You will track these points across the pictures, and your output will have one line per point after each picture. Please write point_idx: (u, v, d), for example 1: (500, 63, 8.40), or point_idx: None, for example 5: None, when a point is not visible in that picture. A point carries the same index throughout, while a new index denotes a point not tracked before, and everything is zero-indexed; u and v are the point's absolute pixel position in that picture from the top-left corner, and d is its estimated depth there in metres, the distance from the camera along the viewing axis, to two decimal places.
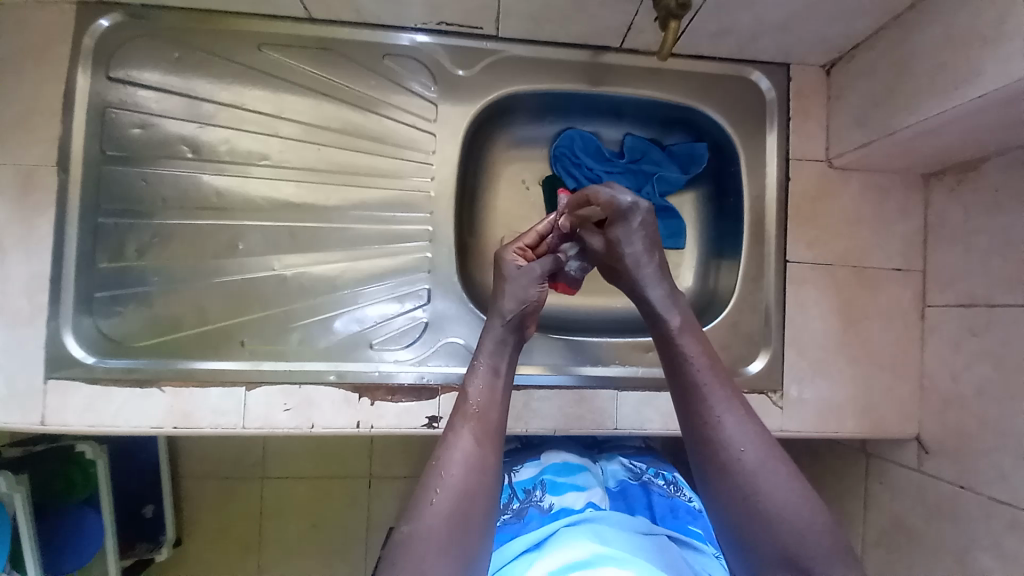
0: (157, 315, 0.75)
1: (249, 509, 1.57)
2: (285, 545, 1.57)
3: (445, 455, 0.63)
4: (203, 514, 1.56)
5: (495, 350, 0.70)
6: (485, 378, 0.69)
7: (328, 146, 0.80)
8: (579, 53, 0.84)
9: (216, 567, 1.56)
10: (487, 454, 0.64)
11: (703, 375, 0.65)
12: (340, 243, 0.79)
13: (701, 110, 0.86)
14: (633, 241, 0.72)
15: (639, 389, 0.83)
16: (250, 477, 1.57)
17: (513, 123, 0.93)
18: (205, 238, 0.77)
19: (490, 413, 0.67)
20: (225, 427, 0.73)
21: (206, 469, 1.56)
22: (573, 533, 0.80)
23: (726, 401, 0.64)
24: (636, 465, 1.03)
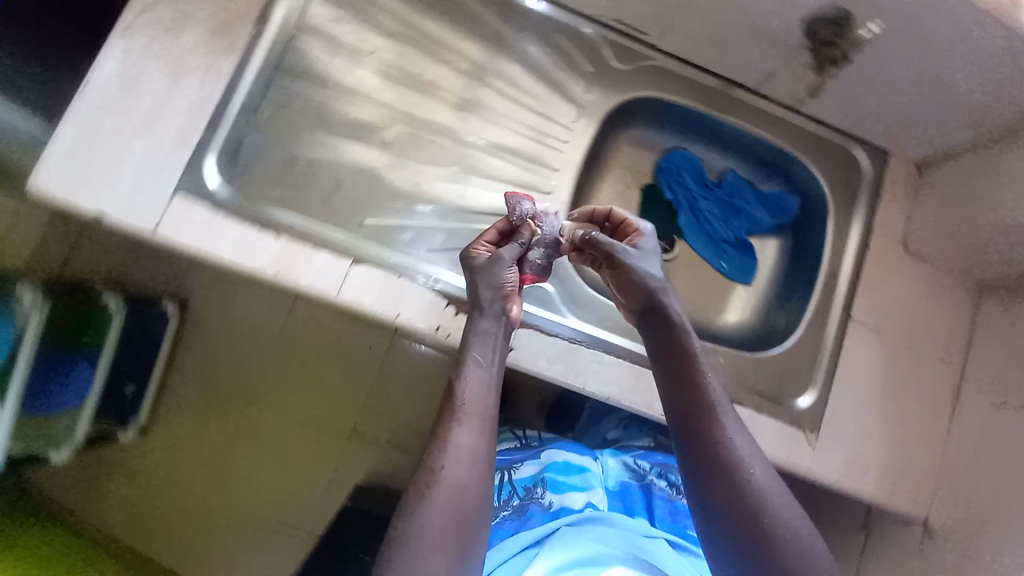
0: (295, 175, 0.82)
1: (223, 429, 1.48)
2: (242, 481, 1.47)
3: (442, 450, 0.64)
4: (183, 417, 1.48)
5: (479, 343, 0.71)
6: (472, 372, 0.70)
7: (487, 88, 0.92)
8: (715, 82, 0.95)
9: (168, 479, 1.45)
10: (484, 441, 0.66)
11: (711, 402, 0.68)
12: (475, 170, 0.91)
13: (804, 165, 0.98)
14: (649, 262, 0.77)
15: None
16: (241, 393, 1.49)
17: (638, 126, 1.02)
18: (361, 127, 0.87)
19: (482, 405, 0.68)
20: (318, 290, 0.75)
21: (201, 369, 1.48)
22: (576, 535, 0.78)
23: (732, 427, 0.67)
24: (638, 467, 1.02)
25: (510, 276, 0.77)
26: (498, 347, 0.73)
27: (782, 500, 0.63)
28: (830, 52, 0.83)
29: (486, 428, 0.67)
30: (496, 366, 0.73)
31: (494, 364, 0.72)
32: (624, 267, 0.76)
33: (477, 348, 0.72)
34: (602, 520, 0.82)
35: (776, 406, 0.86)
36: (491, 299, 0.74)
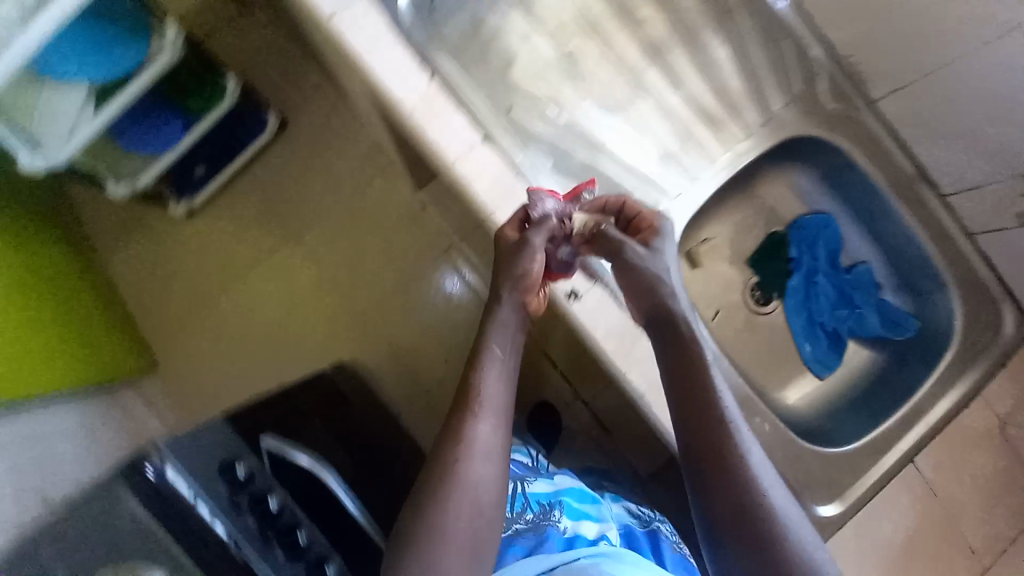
0: (494, 50, 0.87)
1: (252, 252, 1.48)
2: (247, 309, 1.46)
3: (465, 448, 0.66)
4: (224, 224, 1.48)
5: (501, 332, 0.73)
6: (492, 364, 0.72)
7: (687, 64, 0.97)
8: (907, 167, 0.94)
9: (186, 271, 1.46)
10: (499, 439, 0.69)
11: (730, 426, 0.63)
12: (638, 126, 0.95)
13: (949, 295, 0.92)
14: (664, 263, 0.72)
15: None
16: (281, 227, 1.47)
17: (802, 173, 1.03)
18: (569, 41, 0.94)
19: (502, 401, 0.71)
20: (442, 150, 0.71)
21: (257, 184, 1.47)
22: (597, 557, 0.69)
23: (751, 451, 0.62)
24: (643, 514, 0.97)
25: (538, 263, 0.71)
26: (515, 338, 0.74)
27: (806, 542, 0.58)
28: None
29: (501, 425, 0.70)
30: (511, 359, 0.73)
31: (511, 358, 0.74)
32: (632, 267, 0.71)
33: (500, 337, 0.73)
34: (625, 548, 0.74)
35: (802, 500, 0.81)
36: (513, 285, 0.72)
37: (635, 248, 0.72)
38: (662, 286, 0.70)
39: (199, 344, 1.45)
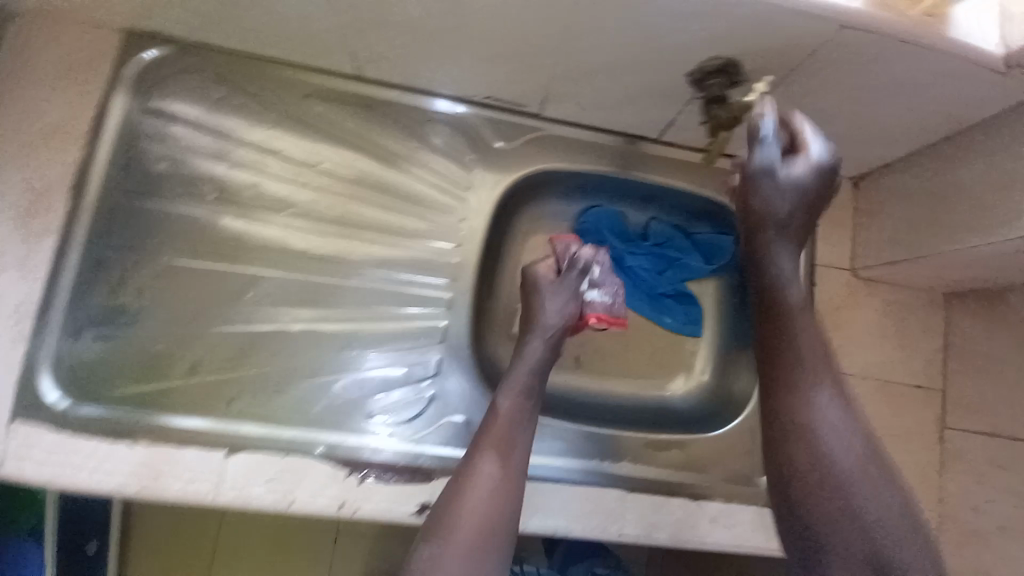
0: (141, 354, 0.69)
1: None
2: None
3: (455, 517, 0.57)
4: None
5: (520, 385, 0.67)
6: (515, 395, 0.66)
7: (356, 200, 0.75)
8: (611, 139, 0.83)
9: None
10: (490, 510, 0.58)
11: (837, 418, 0.56)
12: (345, 303, 0.73)
13: (732, 208, 0.87)
14: (784, 192, 0.60)
15: (617, 485, 0.76)
16: None
17: (545, 196, 0.88)
18: (211, 283, 0.71)
19: (513, 432, 0.63)
20: (193, 497, 0.65)
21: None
22: None
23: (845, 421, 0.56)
24: None
25: (551, 309, 0.72)
26: (508, 461, 0.62)
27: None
28: (716, 113, 0.66)
29: (491, 522, 0.58)
30: (498, 489, 0.59)
31: (505, 469, 0.61)
32: (757, 187, 0.60)
33: (507, 398, 0.66)
34: None
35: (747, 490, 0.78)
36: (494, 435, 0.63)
37: (767, 170, 0.60)
38: (756, 210, 0.61)
39: None
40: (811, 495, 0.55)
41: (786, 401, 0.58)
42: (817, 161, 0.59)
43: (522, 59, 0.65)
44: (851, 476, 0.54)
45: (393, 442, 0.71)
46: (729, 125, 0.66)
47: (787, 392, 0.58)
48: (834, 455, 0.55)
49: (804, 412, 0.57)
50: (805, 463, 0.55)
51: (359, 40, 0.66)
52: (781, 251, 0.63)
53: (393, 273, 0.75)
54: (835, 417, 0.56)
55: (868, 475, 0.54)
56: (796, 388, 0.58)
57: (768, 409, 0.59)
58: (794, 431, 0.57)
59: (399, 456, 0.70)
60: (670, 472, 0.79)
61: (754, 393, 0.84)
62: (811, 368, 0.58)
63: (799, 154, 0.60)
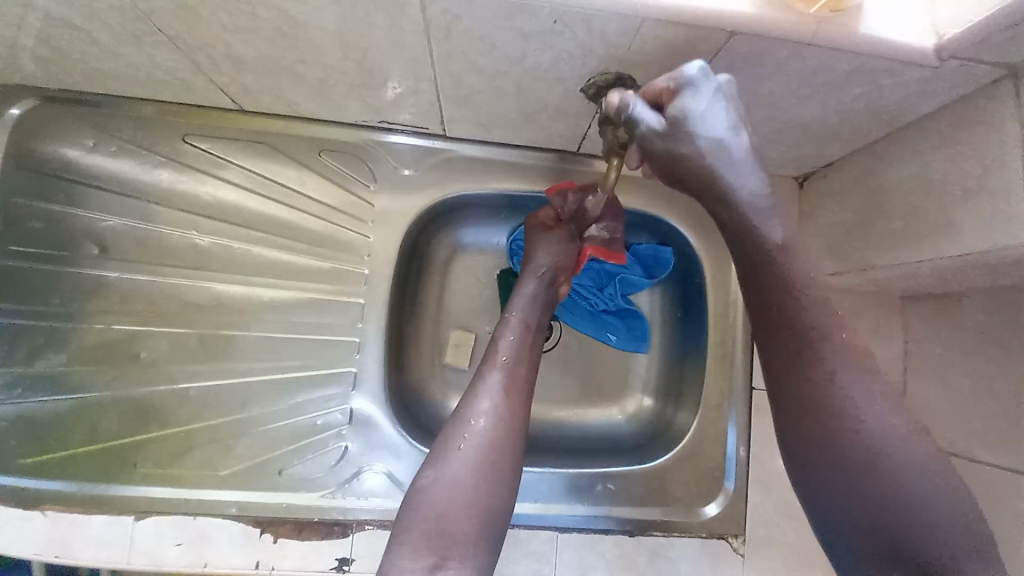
0: (39, 424, 0.67)
1: None
2: None
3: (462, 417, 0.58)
4: None
5: (528, 305, 0.69)
6: (517, 331, 0.66)
7: (255, 245, 0.73)
8: (525, 155, 0.76)
9: None
10: (502, 430, 0.58)
11: (847, 366, 0.49)
12: (250, 353, 0.72)
13: (666, 220, 0.80)
14: (697, 134, 0.49)
15: (547, 525, 0.73)
16: None
17: (467, 221, 0.83)
18: (112, 344, 0.70)
19: (519, 366, 0.63)
20: (107, 562, 0.64)
21: None
22: None
23: (862, 376, 0.49)
24: None
25: (545, 257, 0.72)
26: (506, 412, 0.59)
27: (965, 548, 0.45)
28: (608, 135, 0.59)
29: (482, 479, 0.54)
30: (490, 444, 0.56)
31: (501, 421, 0.59)
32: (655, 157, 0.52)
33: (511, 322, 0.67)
34: None
35: (686, 520, 0.74)
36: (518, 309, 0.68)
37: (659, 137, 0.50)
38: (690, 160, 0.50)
39: None
40: (834, 465, 0.48)
41: (802, 357, 0.50)
42: (694, 91, 0.47)
43: (396, 84, 0.60)
44: (880, 438, 0.47)
45: (311, 495, 0.68)
46: (624, 150, 0.60)
47: (794, 333, 0.51)
48: (861, 421, 0.48)
49: (822, 379, 0.49)
50: (826, 414, 0.49)
51: (218, 79, 0.61)
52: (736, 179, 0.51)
53: (302, 317, 0.73)
54: (842, 351, 0.50)
55: (904, 430, 0.48)
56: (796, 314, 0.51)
57: (777, 355, 0.52)
58: (811, 401, 0.49)
59: (316, 510, 0.67)
60: (605, 508, 0.74)
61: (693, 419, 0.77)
62: (815, 309, 0.51)
63: (670, 103, 0.48)
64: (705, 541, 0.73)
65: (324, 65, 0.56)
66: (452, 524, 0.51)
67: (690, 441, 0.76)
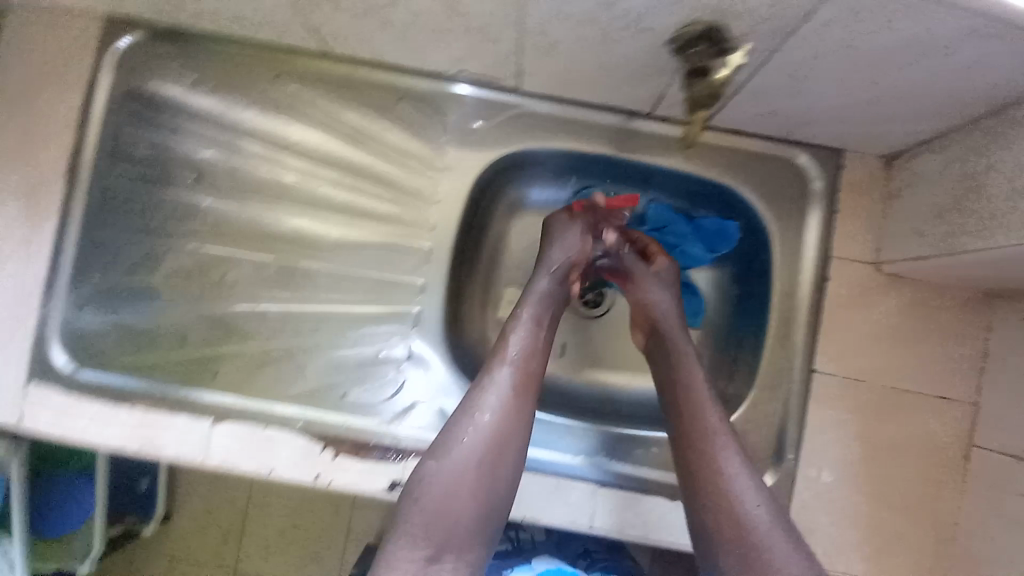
0: (136, 330, 0.75)
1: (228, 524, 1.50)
2: (266, 557, 1.55)
3: (465, 409, 0.61)
4: (205, 517, 1.53)
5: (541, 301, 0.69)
6: (528, 327, 0.66)
7: (330, 184, 0.77)
8: (602, 116, 0.77)
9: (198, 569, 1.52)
10: (508, 421, 0.60)
11: (718, 426, 0.63)
12: (320, 284, 0.76)
13: (736, 189, 0.78)
14: (663, 290, 0.73)
15: (589, 479, 0.75)
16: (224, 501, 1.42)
17: (528, 177, 0.84)
18: (200, 266, 0.75)
19: (531, 362, 0.65)
20: (183, 458, 0.71)
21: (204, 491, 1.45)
22: None
23: (730, 447, 0.62)
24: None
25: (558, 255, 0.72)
26: (512, 403, 0.61)
27: (798, 574, 0.54)
28: (694, 84, 0.61)
29: (480, 475, 0.58)
30: (492, 444, 0.59)
31: (503, 413, 0.61)
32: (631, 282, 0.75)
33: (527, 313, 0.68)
34: None
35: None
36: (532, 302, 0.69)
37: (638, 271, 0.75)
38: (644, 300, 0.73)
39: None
40: (715, 515, 0.58)
41: (698, 458, 0.62)
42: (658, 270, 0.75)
43: (478, 34, 0.61)
44: (764, 527, 0.57)
45: (371, 420, 0.72)
46: (709, 101, 0.63)
47: (689, 449, 0.63)
48: (743, 501, 0.58)
49: (710, 427, 0.63)
50: (727, 516, 0.58)
51: (313, 20, 0.64)
52: (675, 335, 0.71)
53: (369, 255, 0.77)
54: (718, 429, 0.63)
55: (778, 522, 0.57)
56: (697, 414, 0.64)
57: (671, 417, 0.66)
58: (696, 433, 0.63)
59: (373, 434, 0.72)
60: (649, 469, 0.76)
61: (749, 393, 0.77)
62: (710, 438, 0.62)
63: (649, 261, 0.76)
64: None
65: (410, 9, 0.59)
66: (449, 518, 0.55)
67: (739, 417, 0.76)
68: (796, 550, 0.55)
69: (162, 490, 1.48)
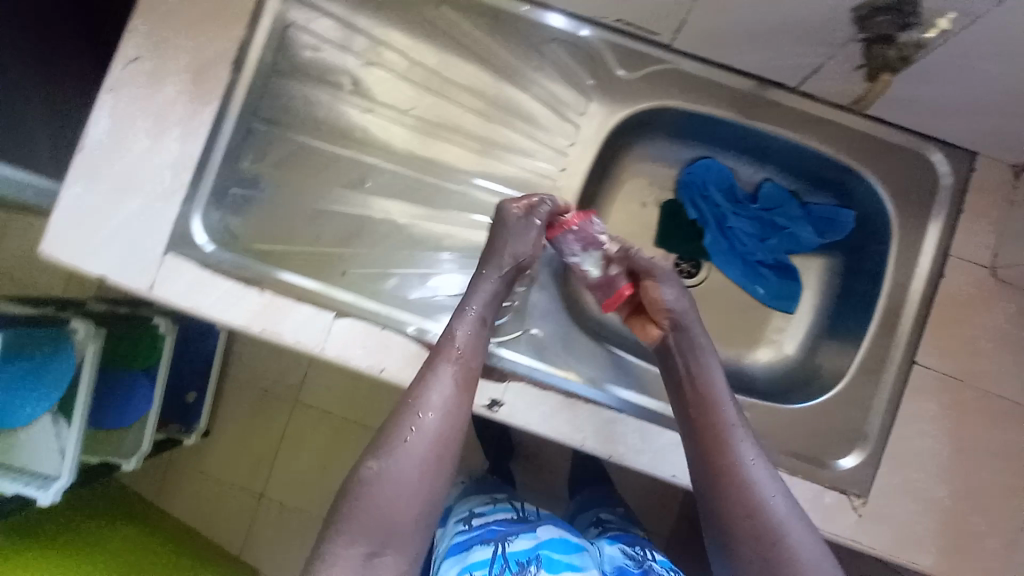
0: (274, 219, 0.79)
1: (272, 429, 1.61)
2: (295, 470, 1.60)
3: (418, 399, 0.63)
4: (241, 422, 1.62)
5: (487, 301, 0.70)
6: (471, 326, 0.68)
7: (472, 112, 0.80)
8: (747, 83, 0.78)
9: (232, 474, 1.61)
10: (451, 420, 0.63)
11: (732, 425, 0.64)
12: (454, 204, 0.81)
13: (863, 177, 0.80)
14: (675, 288, 0.73)
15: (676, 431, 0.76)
16: (284, 399, 1.61)
17: (650, 138, 0.89)
18: (337, 167, 0.80)
19: (471, 358, 0.67)
20: (301, 345, 0.74)
21: (250, 379, 1.62)
22: None
23: (747, 443, 0.63)
24: (636, 553, 0.95)
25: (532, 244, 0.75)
26: (454, 404, 0.64)
27: (815, 555, 0.57)
28: (880, 51, 0.64)
29: (418, 484, 0.60)
30: (420, 458, 0.60)
31: (447, 413, 0.63)
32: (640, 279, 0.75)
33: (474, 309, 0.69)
34: None
35: (812, 467, 0.75)
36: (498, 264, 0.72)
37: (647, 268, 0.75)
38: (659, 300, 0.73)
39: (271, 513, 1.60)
40: (732, 506, 0.60)
41: (716, 454, 0.62)
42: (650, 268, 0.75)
43: None
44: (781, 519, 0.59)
45: None
46: (897, 66, 0.64)
47: (703, 445, 0.64)
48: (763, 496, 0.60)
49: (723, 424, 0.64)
50: (744, 512, 0.59)
51: None
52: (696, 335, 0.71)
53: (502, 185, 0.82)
54: (732, 425, 0.64)
55: (792, 512, 0.60)
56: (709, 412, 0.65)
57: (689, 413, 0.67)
58: (711, 430, 0.64)
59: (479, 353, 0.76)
60: None
61: (844, 375, 0.79)
62: (722, 436, 0.63)
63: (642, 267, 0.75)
64: (825, 494, 0.74)
65: None
66: (391, 522, 0.58)
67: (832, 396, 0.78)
68: (807, 531, 0.59)
69: (216, 381, 1.61)
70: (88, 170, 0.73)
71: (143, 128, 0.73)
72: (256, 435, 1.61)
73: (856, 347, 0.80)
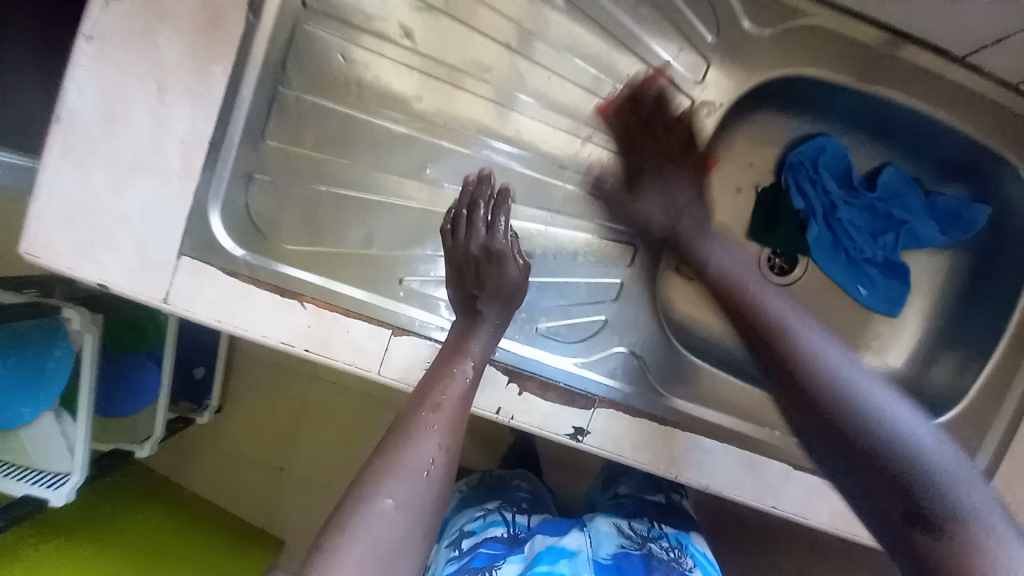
0: (311, 212, 0.64)
1: (288, 406, 1.26)
2: (315, 454, 1.26)
3: (392, 469, 0.51)
4: (246, 404, 1.26)
5: (491, 334, 0.60)
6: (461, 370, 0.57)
7: (561, 77, 0.68)
8: (881, 38, 0.66)
9: (233, 465, 1.26)
10: (428, 490, 0.51)
11: (769, 303, 0.56)
12: (544, 198, 0.71)
13: (1015, 165, 0.68)
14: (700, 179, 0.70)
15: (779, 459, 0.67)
16: (299, 372, 1.26)
17: (757, 112, 0.77)
18: (393, 146, 0.66)
19: (459, 409, 0.55)
20: (357, 369, 0.62)
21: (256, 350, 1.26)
22: None
23: (805, 320, 0.54)
24: (637, 532, 0.77)
25: (511, 256, 0.62)
26: (438, 471, 0.52)
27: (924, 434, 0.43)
28: None
29: (421, 525, 0.50)
30: (425, 503, 0.50)
31: (428, 483, 0.51)
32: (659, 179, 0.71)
33: (459, 357, 0.57)
34: None
35: None
36: (493, 288, 0.61)
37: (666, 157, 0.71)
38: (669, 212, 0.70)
39: (288, 503, 1.26)
40: (790, 387, 0.50)
41: (764, 324, 0.55)
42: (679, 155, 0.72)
43: None
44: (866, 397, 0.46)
45: (563, 358, 0.66)
46: None
47: (752, 325, 0.56)
48: (825, 362, 0.50)
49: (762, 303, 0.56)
50: (808, 383, 0.49)
51: None
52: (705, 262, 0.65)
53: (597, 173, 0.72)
54: (773, 309, 0.56)
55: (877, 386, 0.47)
56: (748, 306, 0.57)
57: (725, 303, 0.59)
58: (748, 309, 0.56)
59: (561, 376, 0.65)
60: None
61: (961, 393, 0.71)
62: (761, 314, 0.55)
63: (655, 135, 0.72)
64: None
65: None
66: None
67: (952, 418, 0.68)
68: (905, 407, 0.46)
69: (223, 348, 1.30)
70: (73, 148, 0.55)
71: (141, 91, 0.55)
72: (263, 415, 1.26)
73: (976, 367, 0.70)
